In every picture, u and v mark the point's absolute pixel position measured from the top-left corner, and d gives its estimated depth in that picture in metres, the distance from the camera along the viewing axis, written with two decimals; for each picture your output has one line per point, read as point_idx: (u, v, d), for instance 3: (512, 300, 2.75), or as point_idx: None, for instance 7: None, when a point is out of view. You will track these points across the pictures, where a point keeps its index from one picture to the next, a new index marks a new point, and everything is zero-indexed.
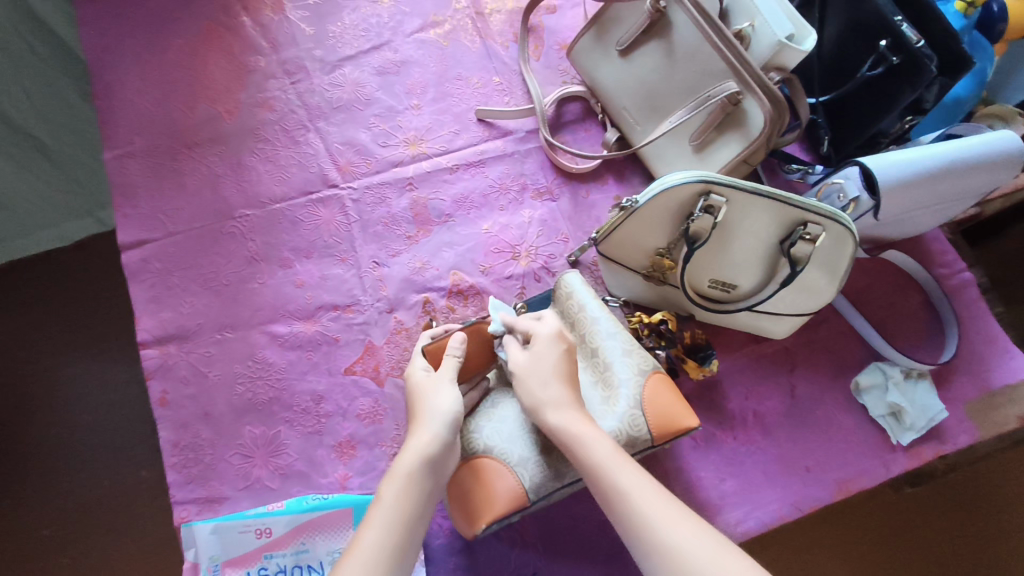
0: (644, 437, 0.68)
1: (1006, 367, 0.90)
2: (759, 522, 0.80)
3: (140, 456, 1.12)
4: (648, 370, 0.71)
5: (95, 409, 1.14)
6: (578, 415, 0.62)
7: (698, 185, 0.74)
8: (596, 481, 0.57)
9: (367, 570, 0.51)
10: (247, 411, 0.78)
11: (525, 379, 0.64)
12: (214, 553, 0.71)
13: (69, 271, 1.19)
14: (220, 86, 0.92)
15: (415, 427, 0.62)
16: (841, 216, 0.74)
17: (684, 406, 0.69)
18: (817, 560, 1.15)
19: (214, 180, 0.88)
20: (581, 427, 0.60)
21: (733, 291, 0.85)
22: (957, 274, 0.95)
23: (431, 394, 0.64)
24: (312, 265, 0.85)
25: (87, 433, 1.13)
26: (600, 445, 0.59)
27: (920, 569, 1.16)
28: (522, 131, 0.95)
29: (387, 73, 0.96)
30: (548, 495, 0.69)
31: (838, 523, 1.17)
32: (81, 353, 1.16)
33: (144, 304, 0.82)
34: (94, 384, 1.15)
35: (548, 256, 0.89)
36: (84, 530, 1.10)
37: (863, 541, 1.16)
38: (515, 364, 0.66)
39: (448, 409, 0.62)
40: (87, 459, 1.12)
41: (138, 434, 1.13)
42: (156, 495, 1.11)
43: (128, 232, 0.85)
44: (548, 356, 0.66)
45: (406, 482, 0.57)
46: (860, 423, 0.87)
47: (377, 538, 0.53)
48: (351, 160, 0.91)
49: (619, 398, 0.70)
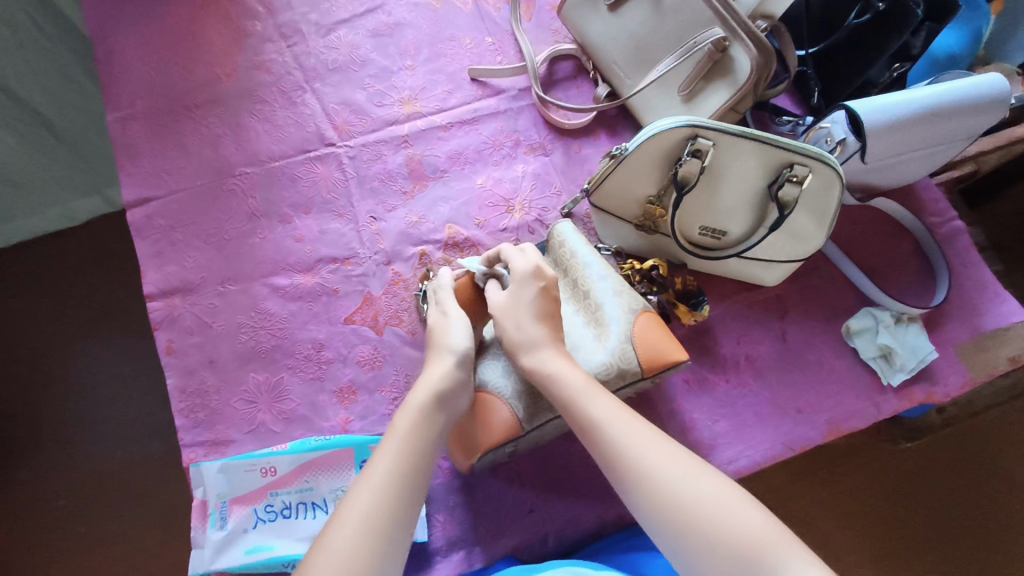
0: (634, 369, 0.70)
1: (997, 311, 0.91)
2: (751, 461, 0.82)
3: (152, 419, 1.16)
4: (638, 309, 0.73)
5: (107, 380, 1.18)
6: (555, 353, 0.64)
7: (685, 130, 0.76)
8: (573, 410, 0.60)
9: (375, 488, 0.54)
10: (251, 358, 0.81)
11: (502, 318, 0.66)
12: (221, 490, 0.73)
13: (78, 247, 1.22)
14: (218, 50, 0.94)
15: (434, 356, 0.67)
16: (827, 157, 0.75)
17: (673, 341, 0.71)
18: (820, 519, 1.17)
19: (215, 140, 0.90)
20: (555, 364, 0.63)
21: (723, 238, 0.86)
22: (948, 222, 0.96)
23: (444, 326, 0.68)
24: (311, 221, 0.88)
25: (101, 399, 1.17)
26: (575, 380, 0.62)
27: (921, 522, 1.17)
28: (514, 89, 0.97)
29: (381, 35, 0.97)
30: (542, 427, 0.71)
31: (838, 481, 1.18)
32: (92, 323, 1.20)
33: (149, 259, 0.84)
34: (106, 351, 1.19)
35: (542, 209, 0.91)
36: (100, 498, 1.13)
37: (863, 498, 1.18)
38: (494, 305, 0.68)
39: (463, 338, 0.67)
40: (100, 423, 1.16)
41: (149, 399, 1.17)
42: (168, 459, 1.14)
43: (132, 191, 0.87)
44: (524, 295, 0.67)
45: (415, 419, 0.60)
46: (851, 366, 0.88)
47: (385, 463, 0.56)
48: (347, 120, 0.93)
49: (609, 334, 0.72)
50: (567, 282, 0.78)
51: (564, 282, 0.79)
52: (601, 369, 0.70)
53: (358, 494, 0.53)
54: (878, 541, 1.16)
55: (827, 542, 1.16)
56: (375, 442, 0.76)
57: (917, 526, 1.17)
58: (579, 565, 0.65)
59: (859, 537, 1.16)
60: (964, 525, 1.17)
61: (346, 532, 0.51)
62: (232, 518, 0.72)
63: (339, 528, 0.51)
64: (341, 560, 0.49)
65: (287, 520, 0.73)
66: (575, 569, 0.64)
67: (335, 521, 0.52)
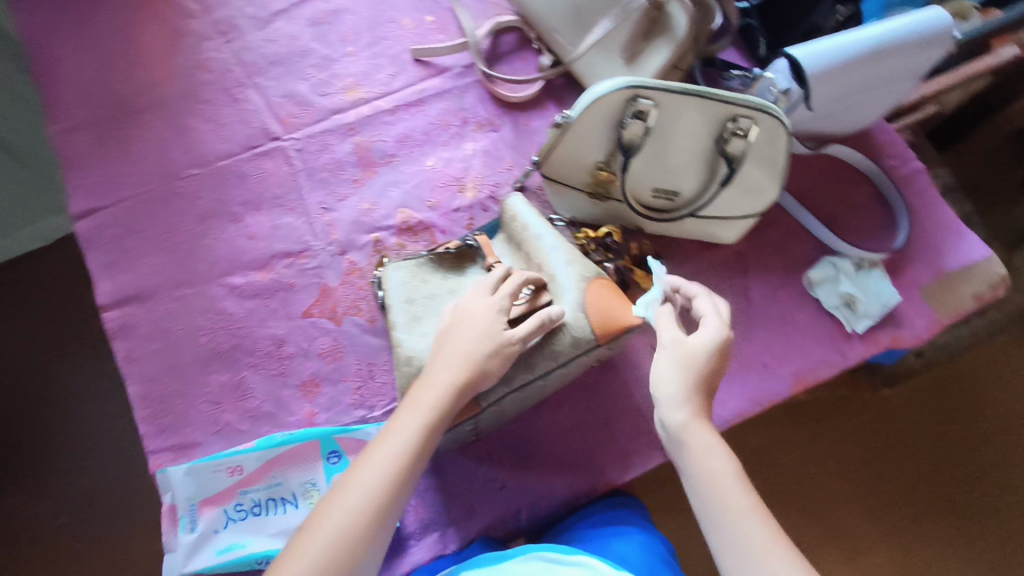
0: (588, 337, 0.69)
1: (961, 249, 0.91)
2: (721, 419, 0.83)
3: (108, 443, 1.09)
4: (591, 277, 0.72)
5: (66, 403, 1.10)
6: (694, 413, 0.59)
7: (625, 92, 0.74)
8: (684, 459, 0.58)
9: (370, 484, 0.58)
10: (212, 360, 0.80)
11: (670, 362, 0.61)
12: (190, 493, 0.74)
13: (28, 276, 1.14)
14: (155, 52, 0.93)
15: (454, 347, 0.65)
16: (771, 107, 0.73)
17: (628, 305, 0.70)
18: (814, 473, 1.17)
19: (159, 144, 0.89)
20: (690, 423, 0.59)
21: (677, 199, 0.85)
22: (906, 165, 0.96)
23: (478, 320, 0.66)
24: (262, 217, 0.87)
25: (52, 426, 1.09)
26: (699, 439, 0.58)
27: (911, 466, 1.17)
28: (459, 66, 0.96)
29: (320, 23, 0.96)
30: (500, 402, 0.71)
31: (830, 433, 1.18)
32: (40, 349, 1.12)
33: (102, 270, 0.84)
34: (55, 375, 1.11)
35: (494, 185, 0.90)
36: (65, 526, 1.06)
37: (854, 447, 1.18)
38: (671, 346, 0.62)
39: (490, 353, 0.64)
40: (52, 451, 1.08)
41: (104, 422, 1.10)
42: (128, 483, 1.07)
43: (80, 202, 0.86)
44: (701, 353, 0.61)
45: (421, 426, 0.61)
46: (816, 317, 0.88)
47: (388, 456, 0.60)
48: (292, 112, 0.91)
49: (562, 305, 0.71)
50: (523, 255, 0.78)
51: (521, 255, 0.79)
52: (557, 339, 0.69)
53: (350, 486, 0.58)
54: (870, 489, 1.16)
55: (821, 494, 1.16)
56: (340, 433, 0.76)
57: (907, 471, 1.17)
58: (552, 549, 0.61)
59: (852, 487, 1.16)
60: (953, 465, 1.18)
61: (327, 528, 0.56)
62: (202, 520, 0.73)
63: (325, 516, 0.57)
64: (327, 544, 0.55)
65: (258, 517, 0.74)
66: (546, 555, 0.60)
67: (323, 511, 0.58)
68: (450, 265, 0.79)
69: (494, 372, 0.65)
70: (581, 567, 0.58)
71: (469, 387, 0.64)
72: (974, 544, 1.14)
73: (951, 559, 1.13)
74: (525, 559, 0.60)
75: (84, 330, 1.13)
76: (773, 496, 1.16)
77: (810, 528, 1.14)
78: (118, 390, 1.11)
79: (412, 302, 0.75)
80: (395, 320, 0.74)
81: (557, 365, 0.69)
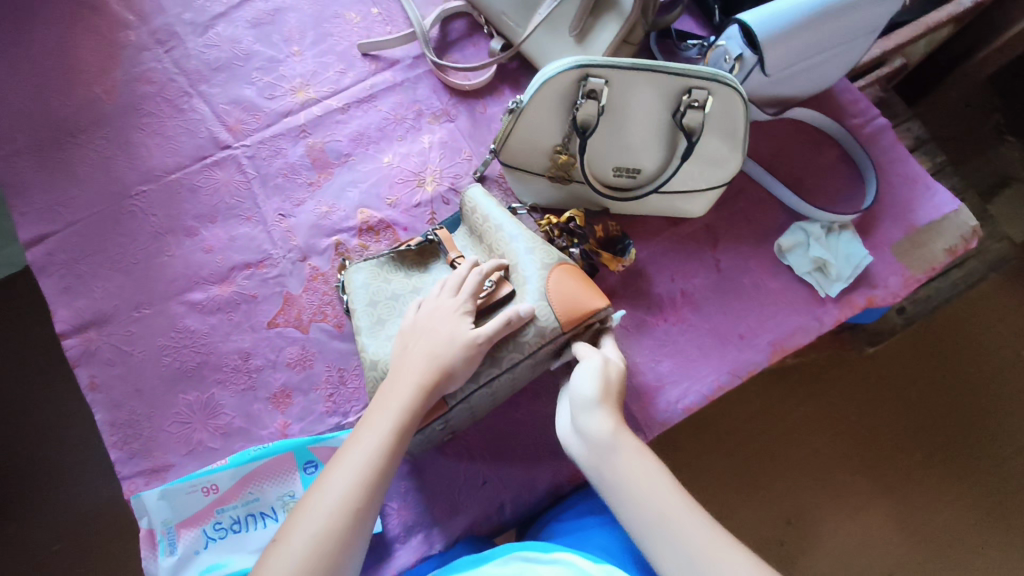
0: (553, 326, 0.68)
1: (930, 203, 0.89)
2: (700, 395, 0.82)
3: (89, 471, 1.08)
4: (552, 263, 0.71)
5: (34, 435, 1.08)
6: (618, 426, 0.58)
7: (575, 72, 0.72)
8: (616, 474, 0.55)
9: (329, 508, 0.55)
10: (178, 380, 0.79)
11: (589, 380, 0.60)
12: (166, 517, 0.73)
13: None
14: (93, 68, 0.90)
15: (421, 352, 0.64)
16: (725, 76, 0.71)
17: (592, 290, 0.69)
18: (807, 437, 1.16)
19: (105, 162, 0.86)
20: (617, 437, 0.57)
21: (639, 176, 0.84)
22: (871, 122, 0.94)
23: (444, 320, 0.65)
24: (218, 230, 0.85)
25: (27, 460, 1.07)
26: (628, 450, 0.56)
27: (901, 423, 1.17)
28: (409, 58, 0.93)
29: (262, 24, 0.93)
30: (470, 399, 0.69)
31: (821, 397, 1.18)
32: (11, 384, 1.10)
33: (58, 297, 0.82)
34: (27, 407, 1.09)
35: (454, 177, 0.88)
36: (43, 561, 1.04)
37: (844, 409, 1.18)
38: (589, 365, 0.62)
39: (456, 355, 0.63)
40: (32, 484, 1.07)
41: (83, 450, 1.08)
42: (106, 512, 1.06)
43: (29, 229, 0.84)
44: (612, 376, 0.62)
45: (392, 428, 0.60)
46: (789, 284, 0.87)
47: (345, 476, 0.57)
48: (240, 118, 0.89)
49: (526, 294, 0.69)
50: (485, 247, 0.77)
51: (482, 247, 0.77)
52: (522, 330, 0.68)
53: (321, 495, 0.56)
54: (862, 449, 1.16)
55: (815, 457, 1.16)
56: (315, 443, 0.75)
57: (898, 427, 1.17)
58: (531, 549, 0.60)
59: (844, 449, 1.16)
60: (943, 419, 1.17)
61: (298, 539, 0.54)
62: (182, 541, 0.72)
63: (296, 529, 0.54)
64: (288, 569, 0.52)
65: (238, 534, 0.73)
66: (524, 555, 0.59)
67: (282, 536, 0.55)
68: (413, 263, 0.77)
69: (460, 374, 0.64)
70: (558, 564, 0.57)
71: (438, 389, 0.63)
72: (969, 495, 1.14)
73: (946, 512, 1.13)
74: (503, 561, 0.60)
75: (50, 361, 1.11)
76: (763, 464, 1.16)
77: (804, 494, 1.14)
78: (88, 418, 1.09)
79: (375, 304, 0.74)
80: (359, 324, 0.73)
81: (523, 357, 0.68)
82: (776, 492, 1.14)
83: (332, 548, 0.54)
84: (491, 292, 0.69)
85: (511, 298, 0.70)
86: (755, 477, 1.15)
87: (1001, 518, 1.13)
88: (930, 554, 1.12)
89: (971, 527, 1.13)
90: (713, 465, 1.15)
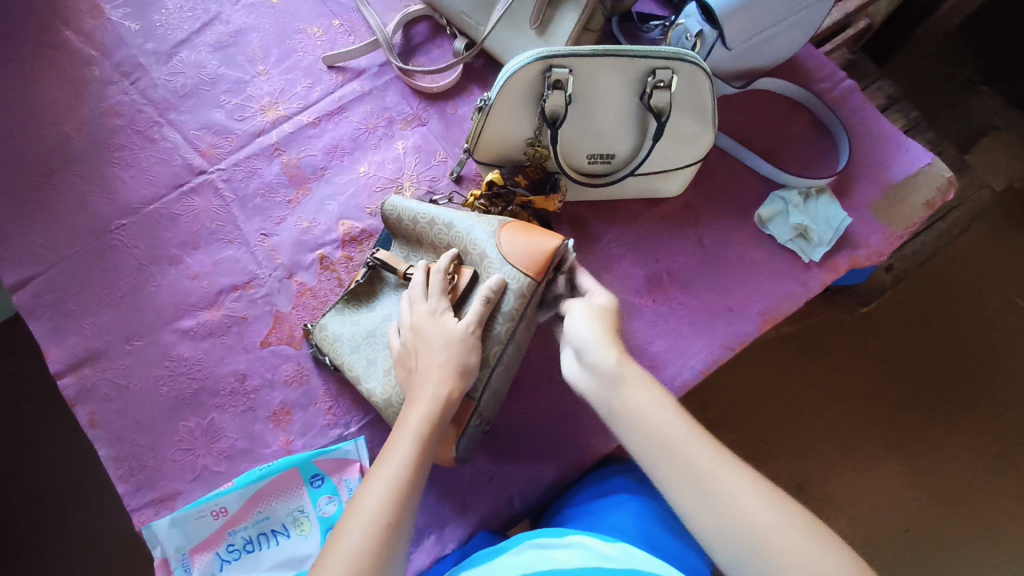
0: (526, 280, 0.68)
1: (904, 159, 0.90)
2: (695, 371, 0.83)
3: (100, 508, 1.08)
4: (497, 227, 0.71)
5: (39, 480, 1.08)
6: (618, 359, 0.60)
7: (538, 64, 0.72)
8: (623, 399, 0.57)
9: (385, 492, 0.55)
10: (177, 408, 0.79)
11: (577, 325, 0.64)
12: (179, 544, 0.73)
13: None
14: (61, 107, 0.90)
15: (437, 349, 0.65)
16: (687, 54, 0.72)
17: (544, 232, 0.69)
18: (807, 401, 1.18)
19: (82, 199, 0.86)
20: (631, 381, 0.58)
21: (613, 161, 0.84)
22: (838, 85, 0.95)
23: (435, 321, 0.66)
24: (202, 255, 0.85)
25: (36, 505, 1.08)
26: (639, 387, 0.57)
27: (899, 379, 1.18)
28: (374, 66, 0.94)
29: (225, 46, 0.93)
30: (490, 392, 0.71)
31: (817, 361, 1.19)
32: (11, 431, 1.10)
33: (49, 338, 0.82)
34: (29, 453, 1.09)
35: (431, 180, 0.89)
36: None
37: (842, 370, 1.19)
38: (574, 310, 0.67)
39: (471, 351, 0.65)
40: (44, 529, 1.07)
41: (92, 489, 1.08)
42: (119, 548, 1.06)
43: (13, 274, 0.84)
44: (596, 315, 0.65)
45: (427, 415, 0.61)
46: (772, 253, 0.88)
47: (394, 462, 0.57)
48: (212, 142, 0.89)
49: (491, 266, 0.69)
50: (428, 247, 0.76)
51: (425, 248, 0.76)
52: (502, 300, 0.68)
53: (357, 513, 0.54)
54: (864, 408, 1.17)
55: (818, 420, 1.17)
56: (319, 456, 0.76)
57: (897, 385, 1.18)
58: (544, 536, 0.61)
59: (847, 409, 1.17)
60: (941, 372, 1.18)
61: (339, 556, 0.51)
62: (197, 567, 0.73)
63: (336, 548, 0.52)
64: (356, 560, 0.51)
65: (252, 554, 0.73)
66: (539, 542, 0.60)
67: (341, 530, 0.53)
68: (368, 295, 0.78)
69: (475, 365, 0.65)
70: (573, 547, 0.58)
71: (455, 396, 0.63)
72: (976, 446, 1.15)
73: (952, 463, 1.15)
74: (520, 549, 0.61)
75: (49, 404, 1.11)
76: (768, 432, 1.17)
77: (811, 460, 1.16)
78: (93, 458, 1.10)
79: (359, 348, 0.75)
80: (355, 372, 0.74)
81: (517, 324, 0.69)
82: (787, 460, 1.15)
83: (375, 561, 0.51)
84: (455, 284, 0.69)
85: (477, 278, 0.70)
86: (761, 449, 1.16)
87: (1009, 464, 1.14)
88: (942, 507, 1.13)
89: (981, 476, 1.14)
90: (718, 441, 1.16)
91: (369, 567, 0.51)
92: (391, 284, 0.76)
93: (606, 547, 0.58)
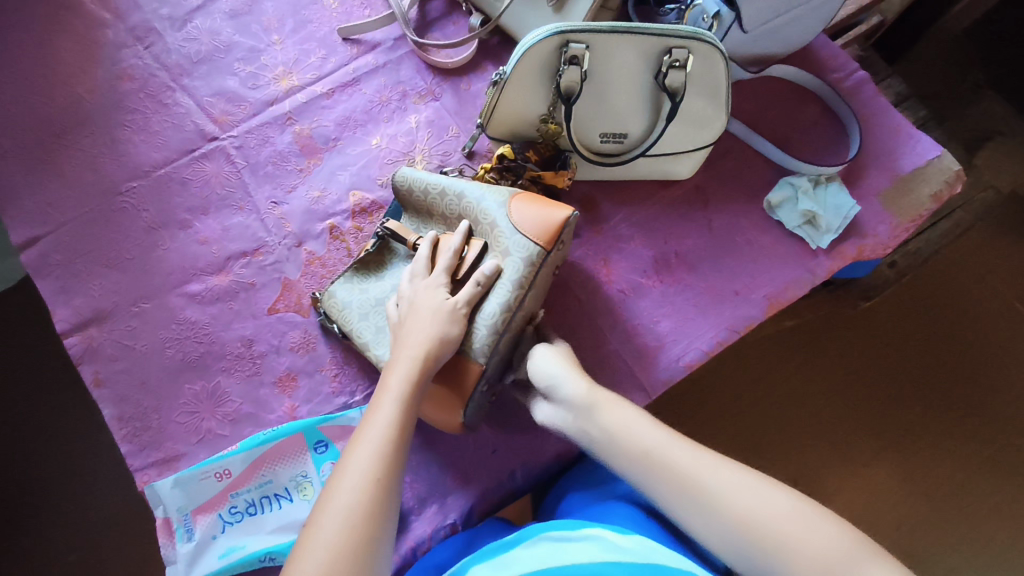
0: (535, 250, 0.68)
1: (915, 151, 0.91)
2: (700, 352, 0.83)
3: (104, 471, 1.08)
4: (507, 198, 0.71)
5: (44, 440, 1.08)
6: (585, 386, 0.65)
7: (555, 39, 0.72)
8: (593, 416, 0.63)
9: (372, 450, 0.56)
10: (183, 370, 0.79)
11: (540, 368, 0.68)
12: (181, 504, 0.74)
13: None
14: (73, 68, 0.89)
15: (418, 318, 0.65)
16: (703, 34, 0.72)
17: (553, 203, 0.69)
18: (806, 393, 1.18)
19: (93, 161, 0.86)
20: (608, 406, 0.63)
21: (626, 140, 0.84)
22: (851, 76, 0.95)
23: (421, 294, 0.67)
24: (211, 221, 0.85)
25: (38, 466, 1.08)
26: (610, 409, 0.63)
27: (899, 375, 1.19)
28: (389, 39, 0.93)
29: (240, 14, 0.93)
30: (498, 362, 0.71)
31: (818, 354, 1.20)
32: (15, 392, 1.10)
33: (56, 297, 0.82)
34: (33, 415, 1.09)
35: (443, 155, 0.89)
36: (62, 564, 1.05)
37: (842, 364, 1.19)
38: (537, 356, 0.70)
39: (452, 319, 0.66)
40: (47, 491, 1.07)
41: (96, 455, 1.09)
42: (121, 513, 1.06)
43: (21, 233, 0.84)
44: (561, 356, 0.69)
45: (409, 375, 0.61)
46: (779, 238, 0.88)
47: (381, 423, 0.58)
48: (225, 109, 0.89)
49: (501, 237, 0.70)
50: (438, 218, 0.76)
51: (436, 220, 0.77)
52: (510, 271, 0.68)
53: (344, 474, 0.54)
54: (862, 402, 1.18)
55: (817, 413, 1.18)
56: (324, 422, 0.76)
57: (897, 381, 1.19)
58: (557, 530, 0.61)
59: (845, 404, 1.18)
60: (941, 370, 1.19)
61: (330, 518, 0.52)
62: (199, 527, 0.73)
63: (327, 507, 0.53)
64: (346, 520, 0.51)
65: (254, 517, 0.73)
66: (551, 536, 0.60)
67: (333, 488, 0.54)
68: (377, 265, 0.78)
69: (456, 333, 0.66)
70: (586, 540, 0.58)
71: (434, 360, 0.64)
72: (973, 449, 1.16)
73: (948, 462, 1.15)
74: (533, 543, 0.60)
75: (53, 367, 1.11)
76: (767, 422, 1.17)
77: (808, 454, 1.16)
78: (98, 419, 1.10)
79: (367, 316, 0.75)
80: (363, 340, 0.74)
81: (524, 293, 0.68)
82: (785, 452, 1.16)
83: (367, 522, 0.52)
84: (464, 257, 0.70)
85: (486, 250, 0.70)
86: (759, 440, 1.17)
87: (1004, 463, 1.15)
88: (937, 505, 1.14)
89: (975, 478, 1.15)
90: (717, 431, 1.17)
91: (361, 522, 0.52)
92: (401, 255, 0.77)
93: (619, 538, 0.57)
